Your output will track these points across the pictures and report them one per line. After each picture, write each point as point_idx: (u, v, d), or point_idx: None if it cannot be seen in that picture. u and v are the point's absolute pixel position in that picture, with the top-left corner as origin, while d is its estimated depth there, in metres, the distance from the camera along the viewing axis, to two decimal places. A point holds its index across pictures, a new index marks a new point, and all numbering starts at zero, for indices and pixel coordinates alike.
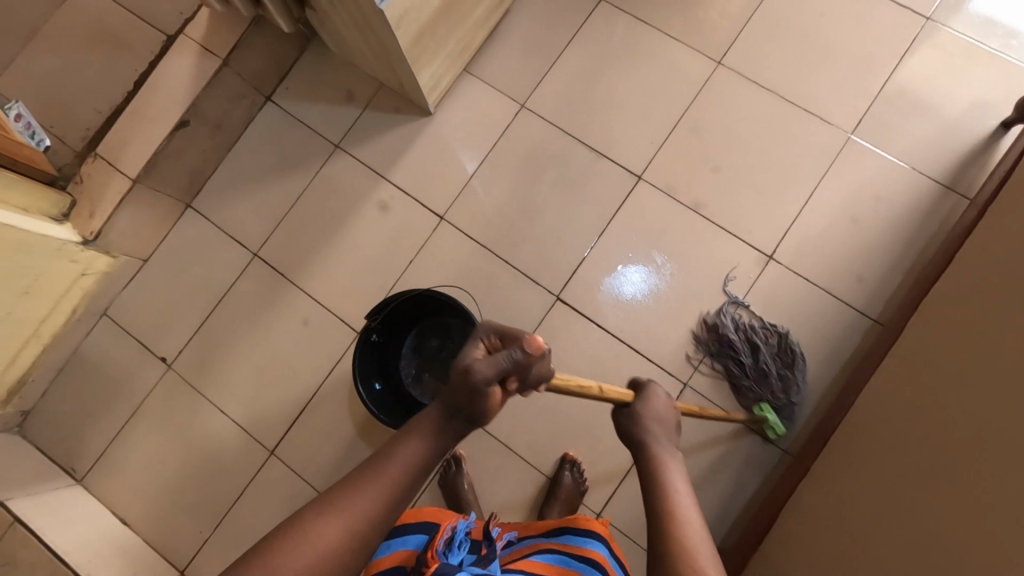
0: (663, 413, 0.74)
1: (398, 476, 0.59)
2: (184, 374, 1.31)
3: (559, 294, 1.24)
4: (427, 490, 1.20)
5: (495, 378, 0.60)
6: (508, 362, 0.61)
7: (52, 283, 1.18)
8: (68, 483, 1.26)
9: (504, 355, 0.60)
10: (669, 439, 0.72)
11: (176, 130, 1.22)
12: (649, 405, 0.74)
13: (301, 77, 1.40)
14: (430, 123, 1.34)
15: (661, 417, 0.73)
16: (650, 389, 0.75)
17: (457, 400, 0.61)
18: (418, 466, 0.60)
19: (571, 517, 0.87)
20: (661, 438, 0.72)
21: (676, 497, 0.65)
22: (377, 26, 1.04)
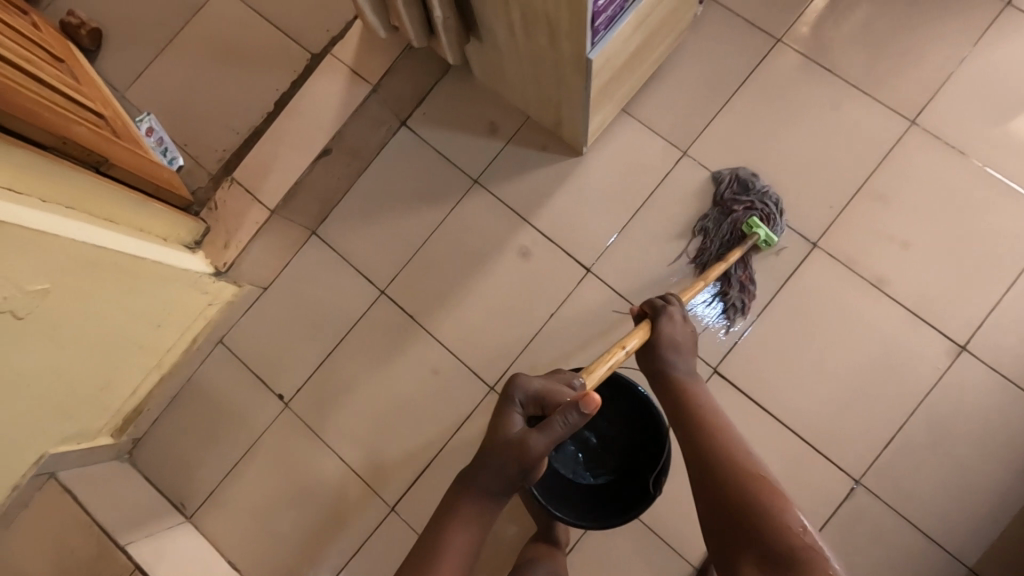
0: (684, 338, 0.89)
1: (465, 553, 0.69)
2: (302, 414, 1.24)
3: (716, 367, 1.13)
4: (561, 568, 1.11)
5: (553, 440, 0.71)
6: (564, 425, 0.71)
7: (180, 315, 1.12)
8: (178, 520, 1.20)
9: (558, 424, 0.70)
10: (687, 356, 0.88)
11: (318, 159, 1.14)
12: (665, 330, 0.89)
13: (442, 102, 1.30)
14: (580, 164, 1.24)
15: (675, 333, 0.88)
16: (655, 310, 0.91)
17: (517, 466, 0.72)
18: (467, 548, 0.69)
19: None
20: (677, 355, 0.87)
21: (693, 396, 0.82)
22: (566, 71, 0.94)
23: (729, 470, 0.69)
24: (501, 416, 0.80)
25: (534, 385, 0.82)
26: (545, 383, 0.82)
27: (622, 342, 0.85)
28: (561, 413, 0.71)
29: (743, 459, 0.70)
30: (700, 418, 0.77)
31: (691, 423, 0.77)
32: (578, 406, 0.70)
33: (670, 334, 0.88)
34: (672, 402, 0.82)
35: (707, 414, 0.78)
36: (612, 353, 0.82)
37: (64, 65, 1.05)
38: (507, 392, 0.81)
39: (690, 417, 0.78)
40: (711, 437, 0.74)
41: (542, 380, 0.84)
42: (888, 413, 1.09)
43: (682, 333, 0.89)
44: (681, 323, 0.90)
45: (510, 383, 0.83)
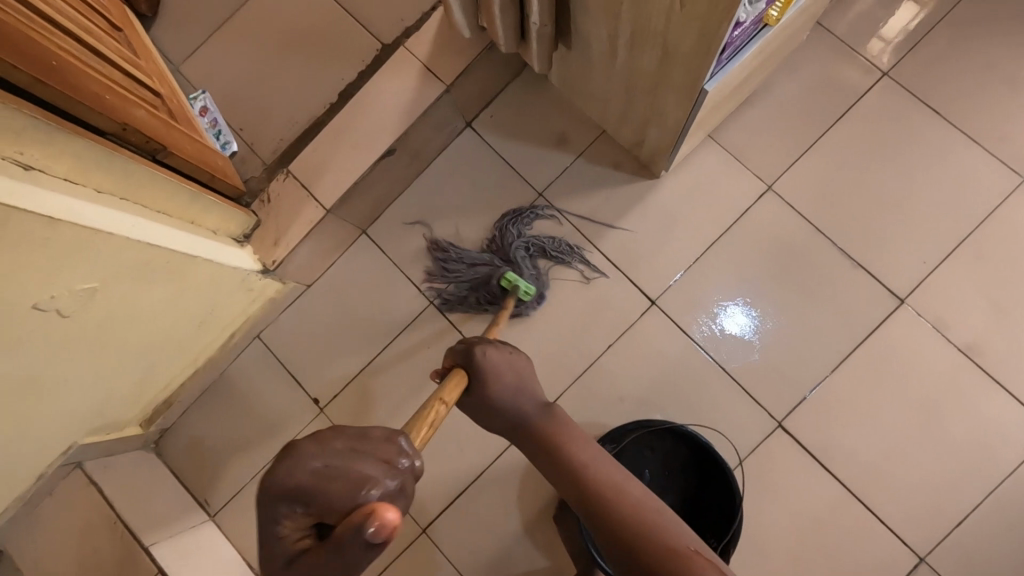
0: (523, 380, 0.76)
1: None
2: (337, 423, 1.19)
3: (782, 420, 1.07)
4: None
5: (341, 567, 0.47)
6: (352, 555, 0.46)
7: (224, 313, 1.06)
8: (202, 518, 1.17)
9: (341, 557, 0.45)
10: (532, 397, 0.76)
11: (381, 160, 1.07)
12: (495, 372, 0.75)
13: (512, 105, 1.22)
14: (654, 188, 1.16)
15: (502, 378, 0.75)
16: (480, 358, 0.75)
17: None
18: None
19: None
20: (525, 403, 0.75)
21: (573, 449, 0.69)
22: (667, 97, 0.86)
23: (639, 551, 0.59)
24: (268, 537, 0.49)
25: (306, 476, 0.48)
26: (325, 466, 0.49)
27: (440, 394, 0.70)
28: (340, 544, 0.45)
29: (661, 524, 0.61)
30: (584, 482, 0.65)
31: (590, 496, 0.64)
32: (366, 534, 0.45)
33: (494, 371, 0.74)
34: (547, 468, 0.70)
35: (595, 474, 0.66)
36: (430, 410, 0.66)
37: (121, 34, 0.97)
38: (266, 499, 0.49)
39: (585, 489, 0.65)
40: (618, 508, 0.62)
41: (319, 460, 0.50)
42: (964, 491, 1.02)
43: (509, 373, 0.76)
44: (507, 361, 0.77)
45: (267, 482, 0.49)
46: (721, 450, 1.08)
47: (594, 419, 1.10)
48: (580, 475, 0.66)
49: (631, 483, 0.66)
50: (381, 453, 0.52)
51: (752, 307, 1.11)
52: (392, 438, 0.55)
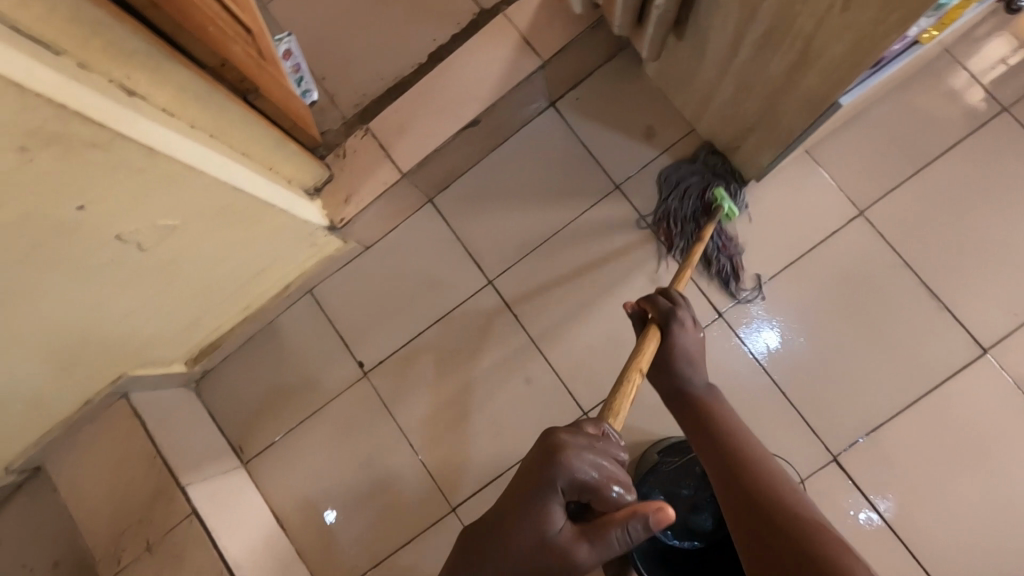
0: (694, 354, 0.78)
1: None
2: (379, 389, 1.17)
3: (838, 455, 1.04)
4: None
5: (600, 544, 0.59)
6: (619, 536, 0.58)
7: (285, 264, 1.04)
8: (235, 464, 1.17)
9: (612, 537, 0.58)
10: (701, 374, 0.77)
11: (465, 129, 1.03)
12: (681, 340, 0.78)
13: (600, 90, 1.17)
14: (738, 196, 1.11)
15: (687, 346, 0.78)
16: (679, 320, 0.79)
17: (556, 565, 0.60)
18: None
19: None
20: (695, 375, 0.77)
21: (725, 417, 0.71)
22: (789, 106, 0.81)
23: (771, 518, 0.58)
24: (534, 515, 0.60)
25: (582, 475, 0.59)
26: (597, 465, 0.60)
27: (637, 363, 0.72)
28: (626, 530, 0.58)
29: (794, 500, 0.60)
30: (728, 449, 0.67)
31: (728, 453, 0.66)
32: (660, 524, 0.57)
33: (681, 343, 0.78)
34: (693, 431, 0.71)
35: (740, 439, 0.68)
36: (630, 382, 0.69)
37: None
38: (544, 487, 0.59)
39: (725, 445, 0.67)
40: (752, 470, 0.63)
41: (592, 457, 0.60)
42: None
43: (696, 344, 0.79)
44: (692, 340, 0.78)
45: (556, 478, 0.59)
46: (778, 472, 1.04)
47: (642, 424, 1.08)
48: (725, 439, 0.68)
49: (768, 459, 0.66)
50: (616, 448, 0.62)
51: (800, 327, 1.08)
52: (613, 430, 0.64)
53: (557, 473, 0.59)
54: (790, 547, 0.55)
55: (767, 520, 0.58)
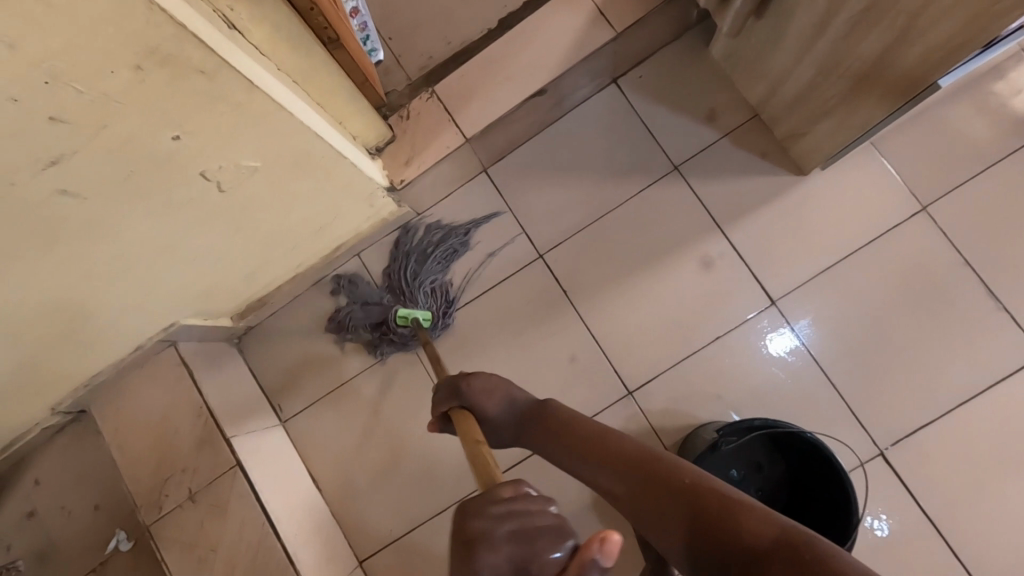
0: (503, 387, 0.77)
1: None
2: (423, 357, 1.17)
3: (885, 448, 1.04)
4: None
5: None
6: None
7: (342, 224, 1.04)
8: (274, 422, 1.17)
9: None
10: (524, 395, 0.78)
11: (531, 98, 1.02)
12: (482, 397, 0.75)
13: (664, 69, 1.16)
14: (798, 184, 1.10)
15: (487, 394, 0.76)
16: (468, 378, 0.77)
17: None
18: None
19: None
20: (519, 403, 0.76)
21: (574, 427, 0.69)
22: (876, 87, 0.80)
23: (648, 498, 0.56)
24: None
25: (501, 562, 0.45)
26: (515, 537, 0.46)
27: (473, 437, 0.64)
28: None
29: (658, 470, 0.58)
30: (588, 455, 0.65)
31: (593, 469, 0.64)
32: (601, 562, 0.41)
33: (479, 389, 0.76)
34: (563, 456, 0.69)
35: (592, 443, 0.66)
36: (479, 453, 0.59)
37: None
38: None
39: (588, 462, 0.65)
40: (619, 471, 0.61)
41: (509, 531, 0.47)
42: None
43: (495, 384, 0.77)
44: (485, 379, 0.77)
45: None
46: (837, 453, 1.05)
47: (687, 406, 1.08)
48: (584, 457, 0.65)
49: (623, 438, 0.64)
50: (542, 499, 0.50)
51: (854, 320, 1.07)
52: (523, 485, 0.51)
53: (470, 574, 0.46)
54: (689, 521, 0.52)
55: (646, 507, 0.56)
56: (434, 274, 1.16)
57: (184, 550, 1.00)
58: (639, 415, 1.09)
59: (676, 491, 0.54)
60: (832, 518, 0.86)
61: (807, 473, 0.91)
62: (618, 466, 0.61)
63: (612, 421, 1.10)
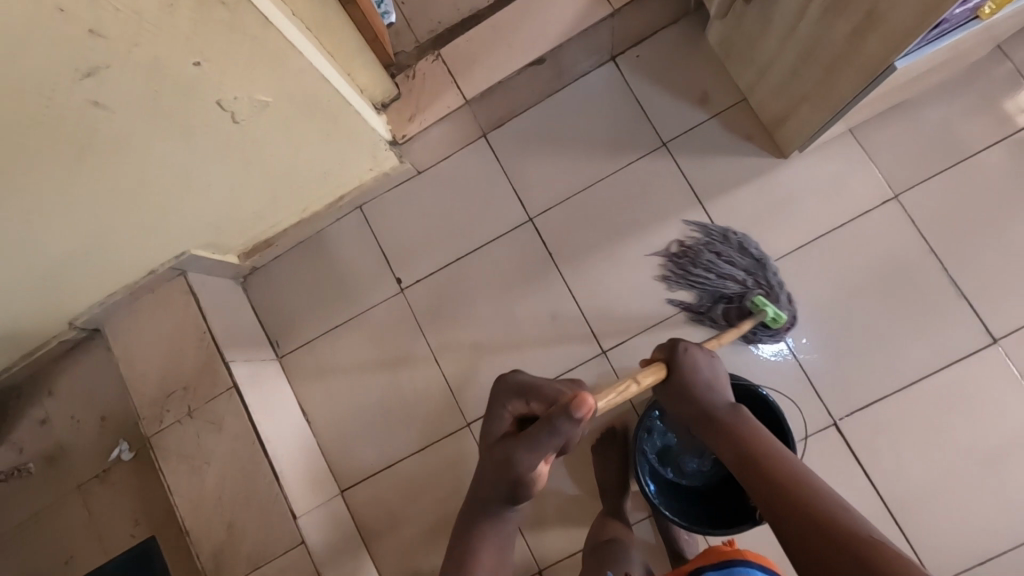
0: (718, 380, 0.86)
1: None
2: (414, 306, 1.25)
3: (837, 420, 1.11)
4: (637, 526, 1.14)
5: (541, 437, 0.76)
6: (554, 425, 0.74)
7: (346, 173, 1.11)
8: (272, 356, 1.25)
9: (548, 425, 0.75)
10: (724, 397, 0.84)
11: (530, 67, 1.09)
12: (688, 374, 0.84)
13: (661, 50, 1.22)
14: (779, 167, 1.16)
15: (699, 375, 0.85)
16: (682, 350, 0.86)
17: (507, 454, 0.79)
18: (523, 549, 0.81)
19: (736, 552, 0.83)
20: (718, 401, 0.83)
21: (769, 448, 0.76)
22: (845, 73, 0.86)
23: (815, 528, 0.63)
24: (493, 422, 0.86)
25: (526, 380, 0.86)
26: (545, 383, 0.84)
27: (635, 375, 0.83)
28: (551, 418, 0.75)
29: (840, 516, 0.63)
30: (771, 472, 0.72)
31: (773, 484, 0.71)
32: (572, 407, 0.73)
33: (692, 364, 0.85)
34: (740, 461, 0.76)
35: (783, 466, 0.73)
36: (623, 383, 0.80)
37: None
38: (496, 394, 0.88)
39: (770, 477, 0.72)
40: (798, 497, 0.68)
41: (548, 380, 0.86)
42: (1000, 534, 1.04)
43: (706, 371, 0.85)
44: (705, 360, 0.86)
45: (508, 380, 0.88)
46: (791, 421, 1.12)
47: None
48: (767, 471, 0.73)
49: (813, 480, 0.70)
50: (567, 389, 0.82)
51: (824, 300, 1.13)
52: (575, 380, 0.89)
53: (509, 378, 0.88)
54: (850, 559, 0.57)
55: (806, 535, 0.63)
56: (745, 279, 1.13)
57: (181, 460, 1.09)
58: (611, 373, 1.16)
59: (848, 536, 0.60)
60: None
61: None
62: (798, 493, 0.68)
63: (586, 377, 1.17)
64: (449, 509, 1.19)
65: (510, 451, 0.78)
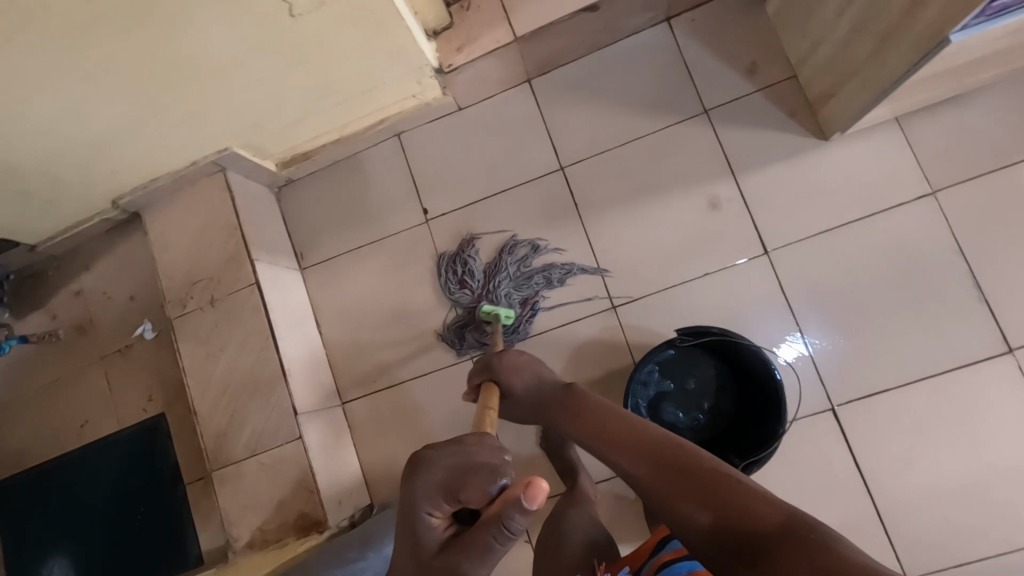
0: (541, 371, 0.90)
1: None
2: (435, 238, 1.28)
3: (836, 406, 1.10)
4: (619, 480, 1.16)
5: (486, 544, 0.58)
6: (507, 524, 0.57)
7: (388, 93, 1.14)
8: (294, 266, 1.30)
9: (500, 528, 0.57)
10: (555, 381, 0.89)
11: (582, 13, 1.09)
12: (513, 381, 0.88)
13: (717, 17, 1.21)
14: (817, 147, 1.15)
15: (518, 377, 0.88)
16: (507, 356, 0.90)
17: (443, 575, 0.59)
18: None
19: None
20: (551, 387, 0.88)
21: (602, 411, 0.80)
22: (897, 47, 0.85)
23: (660, 470, 0.66)
24: (410, 539, 0.62)
25: (438, 478, 0.63)
26: (460, 463, 0.63)
27: (487, 402, 0.83)
28: (503, 516, 0.57)
29: (676, 454, 0.67)
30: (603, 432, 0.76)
31: (608, 443, 0.74)
32: (523, 499, 0.56)
33: (512, 367, 0.89)
34: (581, 431, 0.80)
35: (615, 423, 0.76)
36: (486, 416, 0.79)
37: None
38: (409, 505, 0.62)
39: (605, 437, 0.76)
40: (634, 447, 0.71)
41: (456, 462, 0.63)
42: (981, 540, 1.04)
43: (525, 369, 0.89)
44: (519, 361, 0.90)
45: (409, 485, 0.63)
46: (789, 398, 1.12)
47: (661, 328, 1.16)
48: (602, 432, 0.76)
49: (642, 424, 0.75)
50: (499, 455, 0.64)
51: (843, 286, 1.12)
52: (491, 442, 0.66)
53: (411, 484, 0.63)
54: (697, 496, 0.60)
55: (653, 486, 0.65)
56: (536, 283, 1.21)
57: (197, 345, 1.15)
58: (617, 330, 1.18)
59: (689, 472, 0.63)
60: (754, 437, 1.03)
61: (751, 410, 1.05)
62: (635, 441, 0.72)
63: (591, 329, 1.18)
64: (442, 435, 1.23)
65: (449, 564, 0.58)
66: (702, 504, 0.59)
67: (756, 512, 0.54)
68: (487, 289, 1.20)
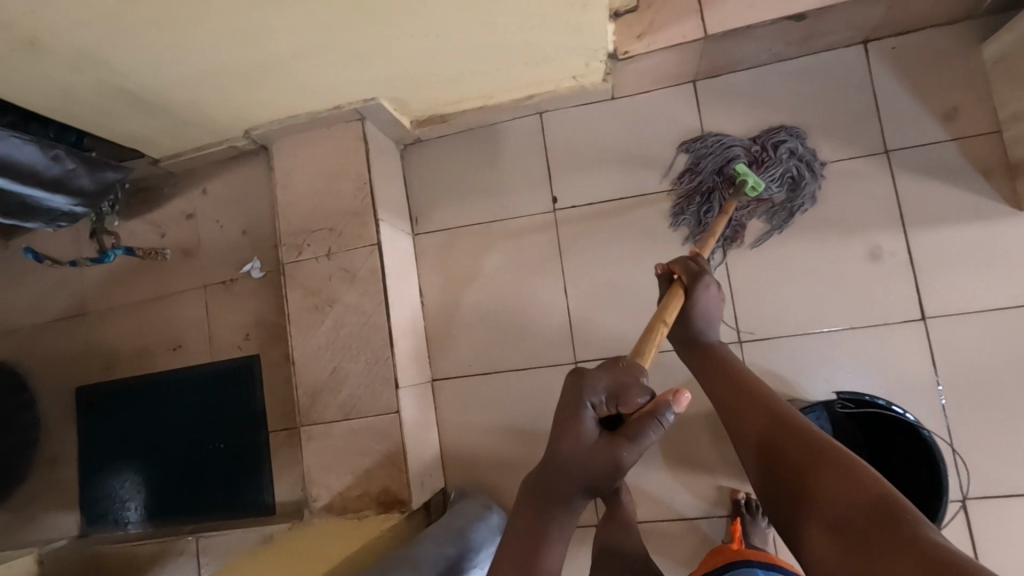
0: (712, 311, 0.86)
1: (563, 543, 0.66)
2: (560, 229, 1.21)
3: (968, 499, 1.02)
4: (709, 521, 1.10)
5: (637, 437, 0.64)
6: (659, 422, 0.63)
7: (551, 69, 1.06)
8: (408, 230, 1.25)
9: (654, 427, 0.63)
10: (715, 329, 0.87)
11: (785, 21, 0.99)
12: (699, 299, 0.85)
13: (922, 50, 1.08)
14: (1006, 215, 1.04)
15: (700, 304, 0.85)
16: (705, 284, 0.85)
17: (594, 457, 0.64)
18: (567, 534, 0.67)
19: (738, 553, 0.90)
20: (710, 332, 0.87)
21: (734, 369, 0.80)
22: None
23: (772, 435, 0.66)
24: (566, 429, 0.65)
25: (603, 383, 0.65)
26: (620, 373, 0.66)
27: (663, 316, 0.79)
28: (657, 415, 0.63)
29: (791, 424, 0.66)
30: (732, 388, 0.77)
31: (733, 398, 0.75)
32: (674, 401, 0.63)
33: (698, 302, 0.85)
34: (709, 379, 0.81)
35: (745, 383, 0.76)
36: (659, 331, 0.76)
37: None
38: (580, 397, 0.65)
39: (731, 392, 0.76)
40: (756, 408, 0.71)
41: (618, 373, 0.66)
42: None
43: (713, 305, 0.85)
44: (714, 299, 0.86)
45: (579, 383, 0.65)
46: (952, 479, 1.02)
47: (788, 374, 1.08)
48: (728, 386, 0.77)
49: (767, 389, 0.74)
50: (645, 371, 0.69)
51: (1004, 373, 1.02)
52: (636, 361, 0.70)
53: (580, 379, 0.65)
54: (802, 467, 0.60)
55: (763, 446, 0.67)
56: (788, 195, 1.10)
57: (307, 295, 1.11)
58: None
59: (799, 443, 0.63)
60: None
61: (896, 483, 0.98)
62: (757, 401, 0.72)
63: None
64: (529, 434, 1.18)
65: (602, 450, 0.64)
66: (803, 473, 0.60)
67: (854, 493, 0.54)
68: (774, 151, 1.09)
